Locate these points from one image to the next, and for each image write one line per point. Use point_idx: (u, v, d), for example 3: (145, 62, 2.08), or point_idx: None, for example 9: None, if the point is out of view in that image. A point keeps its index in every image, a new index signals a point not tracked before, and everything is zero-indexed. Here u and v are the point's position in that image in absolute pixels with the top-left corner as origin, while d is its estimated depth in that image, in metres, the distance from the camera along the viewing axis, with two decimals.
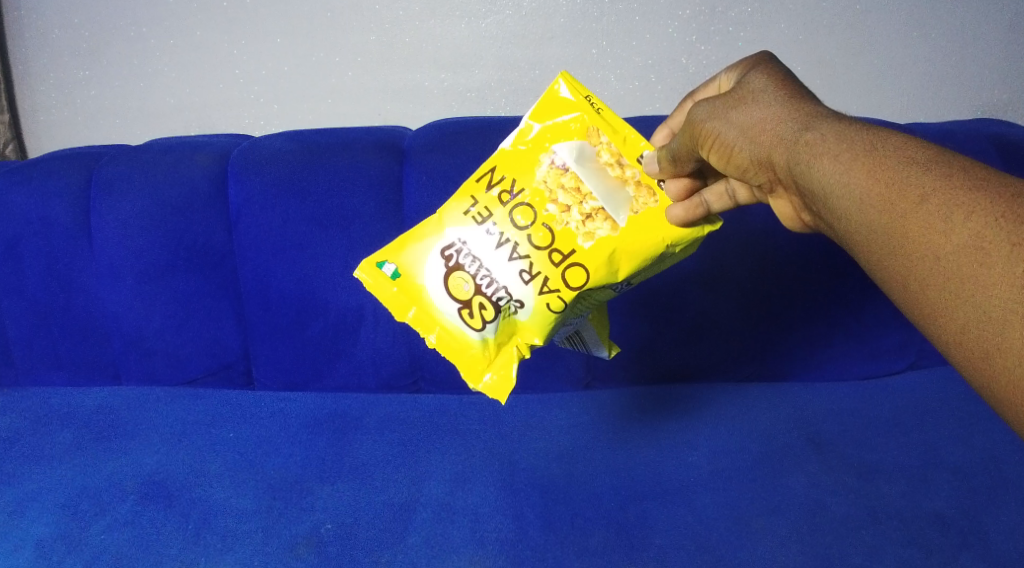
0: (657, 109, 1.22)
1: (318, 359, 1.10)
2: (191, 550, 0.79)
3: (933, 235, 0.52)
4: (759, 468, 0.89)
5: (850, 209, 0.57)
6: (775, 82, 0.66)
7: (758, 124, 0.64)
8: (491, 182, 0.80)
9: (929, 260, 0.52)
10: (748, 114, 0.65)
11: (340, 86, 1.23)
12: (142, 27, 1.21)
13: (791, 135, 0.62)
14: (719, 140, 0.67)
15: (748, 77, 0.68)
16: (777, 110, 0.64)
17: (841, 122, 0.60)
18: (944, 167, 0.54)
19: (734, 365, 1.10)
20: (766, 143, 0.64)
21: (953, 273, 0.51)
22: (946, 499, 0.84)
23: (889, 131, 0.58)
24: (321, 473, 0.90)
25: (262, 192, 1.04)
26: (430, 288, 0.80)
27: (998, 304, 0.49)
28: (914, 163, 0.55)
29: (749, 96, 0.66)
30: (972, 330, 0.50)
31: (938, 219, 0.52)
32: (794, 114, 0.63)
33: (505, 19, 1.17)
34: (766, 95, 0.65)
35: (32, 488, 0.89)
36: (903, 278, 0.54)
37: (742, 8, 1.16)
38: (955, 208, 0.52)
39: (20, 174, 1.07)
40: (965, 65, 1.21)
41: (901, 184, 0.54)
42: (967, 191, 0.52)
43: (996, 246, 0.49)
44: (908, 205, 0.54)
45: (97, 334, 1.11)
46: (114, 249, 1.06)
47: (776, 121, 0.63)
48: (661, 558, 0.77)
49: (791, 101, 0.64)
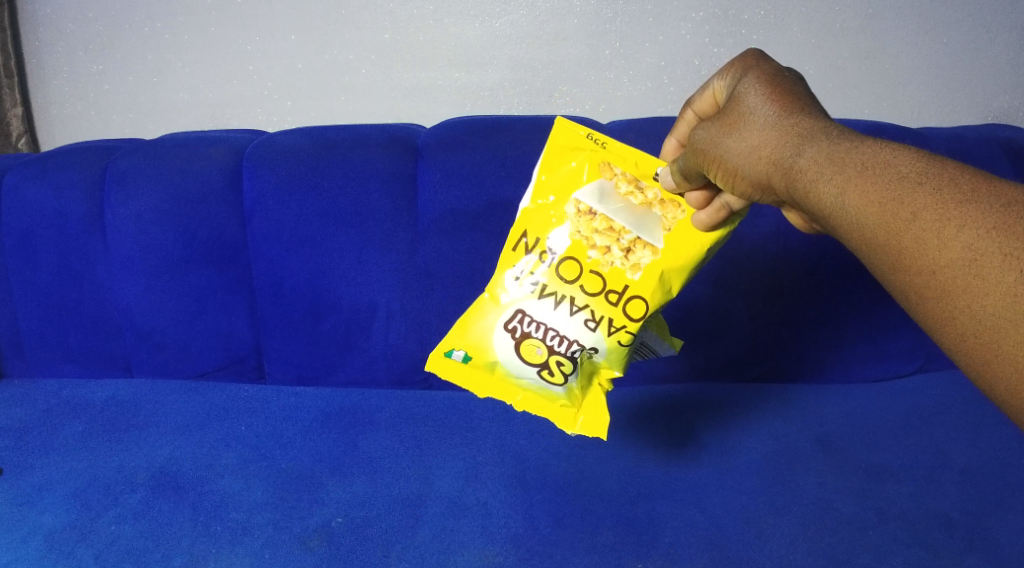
0: (670, 110, 1.23)
1: (329, 354, 1.10)
2: (203, 542, 0.80)
3: (928, 250, 0.52)
4: (769, 468, 0.89)
5: (850, 232, 0.58)
6: (767, 96, 0.65)
7: (752, 150, 0.65)
8: (527, 247, 0.83)
9: (923, 272, 0.53)
10: (742, 139, 0.65)
11: (353, 84, 1.23)
12: (156, 22, 1.22)
13: (785, 160, 0.62)
14: (719, 163, 0.68)
15: (739, 90, 0.67)
16: (770, 135, 0.63)
17: (831, 139, 0.60)
18: (934, 179, 0.53)
19: (745, 366, 1.10)
20: (762, 167, 0.64)
21: (947, 285, 0.51)
22: (953, 501, 0.85)
23: (880, 145, 0.58)
24: (333, 467, 0.90)
25: (275, 188, 1.04)
26: (504, 361, 0.82)
27: (994, 313, 0.49)
28: (904, 179, 0.55)
29: (741, 118, 0.66)
30: (969, 338, 0.50)
31: (930, 235, 0.52)
32: (784, 136, 0.62)
33: (519, 18, 1.18)
34: (756, 115, 0.65)
35: (44, 479, 0.90)
36: (905, 292, 0.54)
37: (755, 11, 1.16)
38: (945, 221, 0.52)
39: (34, 166, 1.08)
40: (977, 71, 1.21)
41: (894, 202, 0.54)
42: (958, 204, 0.52)
43: (988, 258, 0.49)
44: (901, 223, 0.54)
45: (109, 326, 1.11)
46: (127, 242, 1.06)
47: (768, 145, 0.63)
48: (671, 555, 0.77)
49: (783, 119, 0.63)
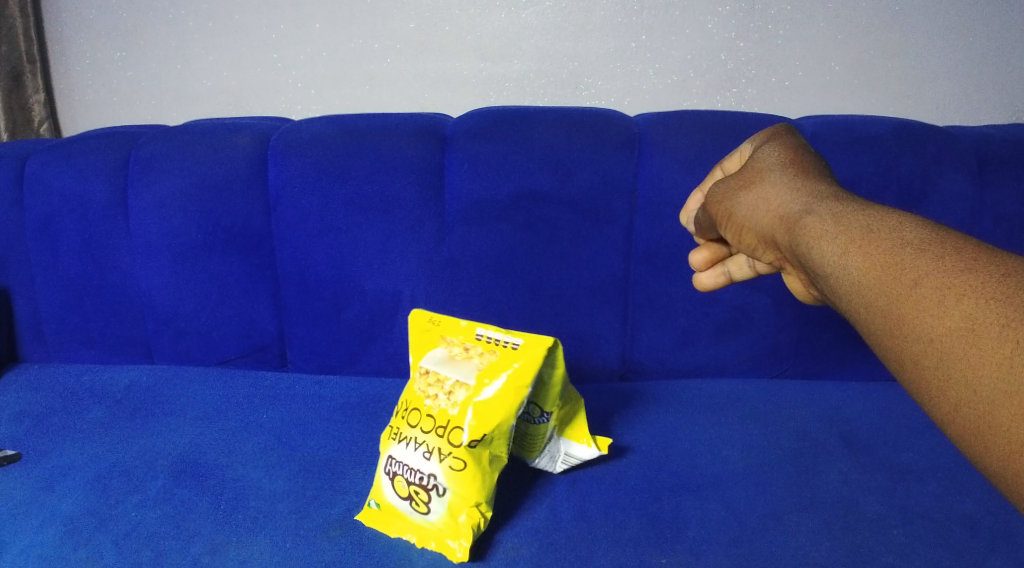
0: (695, 104, 1.22)
1: (352, 343, 1.10)
2: (223, 529, 0.79)
3: (925, 318, 0.38)
4: (792, 465, 0.89)
5: (844, 297, 0.43)
6: (788, 158, 0.52)
7: (757, 204, 0.50)
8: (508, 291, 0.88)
9: (914, 349, 0.38)
10: (754, 195, 0.51)
11: (378, 74, 1.23)
12: (180, 9, 1.22)
13: (791, 217, 0.48)
14: (728, 218, 0.53)
15: (762, 151, 0.54)
16: (782, 189, 0.49)
17: (843, 201, 0.46)
18: (940, 243, 0.40)
19: (769, 362, 1.09)
20: (769, 219, 0.49)
21: (945, 363, 0.37)
22: (977, 502, 0.84)
23: (893, 208, 0.44)
24: (356, 457, 0.90)
25: (301, 175, 1.04)
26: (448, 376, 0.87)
27: (996, 392, 0.35)
28: (909, 242, 0.41)
29: (757, 170, 0.53)
30: (963, 412, 0.36)
31: (929, 302, 0.38)
32: (798, 192, 0.48)
33: (545, 9, 1.17)
34: (775, 174, 0.51)
35: (65, 463, 0.90)
36: (900, 376, 0.40)
37: (782, 7, 1.16)
38: (945, 287, 0.38)
39: (59, 151, 1.08)
40: (1007, 69, 1.19)
41: (901, 267, 0.40)
42: (961, 271, 0.38)
43: (990, 334, 0.36)
44: (901, 287, 0.39)
45: (131, 313, 1.12)
46: (151, 228, 1.06)
47: (774, 202, 0.49)
48: (695, 550, 0.77)
49: (804, 177, 0.50)
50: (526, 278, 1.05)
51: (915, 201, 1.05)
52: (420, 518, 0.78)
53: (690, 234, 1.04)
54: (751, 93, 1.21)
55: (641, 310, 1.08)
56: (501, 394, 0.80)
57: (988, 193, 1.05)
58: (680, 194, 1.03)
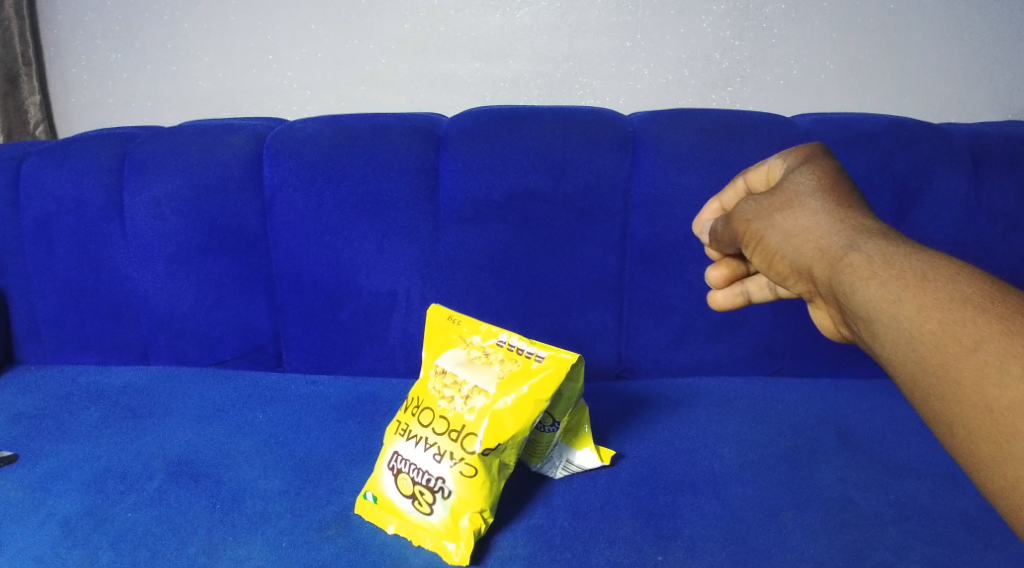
0: (690, 104, 1.22)
1: (349, 343, 1.10)
2: (219, 529, 0.79)
3: (988, 385, 0.38)
4: (788, 463, 0.89)
5: (890, 346, 0.42)
6: (826, 184, 0.50)
7: (799, 232, 0.49)
8: None
9: (973, 414, 0.38)
10: (792, 220, 0.49)
11: (374, 74, 1.23)
12: (176, 11, 1.22)
13: (836, 251, 0.46)
14: (759, 242, 0.51)
15: (796, 173, 0.52)
16: (825, 220, 0.48)
17: (894, 243, 0.45)
18: (1001, 305, 0.40)
19: (765, 360, 1.09)
20: (810, 253, 0.48)
21: (1009, 433, 0.37)
22: (973, 498, 0.84)
23: (949, 259, 0.43)
24: (353, 456, 0.90)
25: (297, 175, 1.04)
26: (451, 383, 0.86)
27: None
28: (970, 301, 0.40)
29: (797, 197, 0.50)
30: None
31: (991, 368, 0.38)
32: (842, 226, 0.47)
33: (540, 9, 1.18)
34: (814, 201, 0.49)
35: (61, 464, 0.90)
36: (949, 436, 0.40)
37: (776, 5, 1.16)
38: (1013, 354, 0.38)
39: (54, 152, 1.08)
40: (1001, 66, 1.19)
41: (963, 325, 0.40)
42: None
43: None
44: (961, 348, 0.39)
45: (127, 314, 1.12)
46: (147, 228, 1.06)
47: (818, 232, 0.48)
48: (691, 549, 0.77)
49: (848, 212, 0.48)
50: (522, 277, 1.05)
51: (909, 198, 1.05)
52: (420, 518, 0.78)
53: (686, 233, 1.04)
54: (746, 92, 1.21)
55: (637, 309, 1.08)
56: (518, 405, 0.79)
57: (983, 190, 1.05)
58: (675, 193, 1.03)
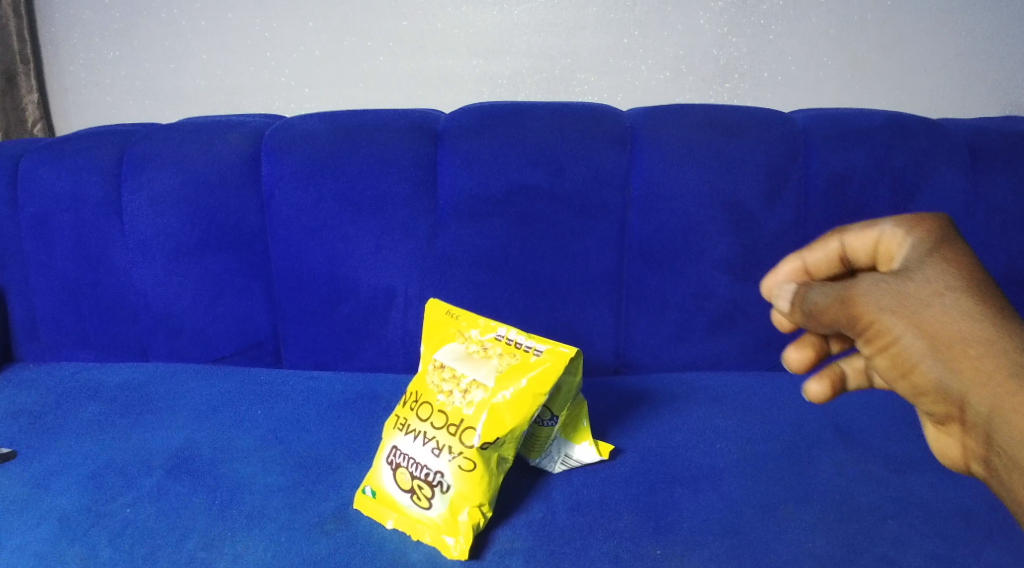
0: (688, 100, 1.22)
1: (347, 339, 1.10)
2: (218, 525, 0.79)
3: None
4: (786, 457, 0.89)
5: None
6: (966, 284, 0.50)
7: (954, 343, 0.49)
8: None
9: None
10: (944, 328, 0.49)
11: (372, 71, 1.23)
12: (174, 9, 1.22)
13: (998, 375, 0.48)
14: (900, 345, 0.50)
15: (929, 264, 0.51)
16: (980, 334, 0.48)
17: None
18: None
19: (763, 355, 1.09)
20: (965, 372, 0.49)
21: None
22: (972, 492, 0.84)
23: None
24: (352, 452, 0.90)
25: (295, 171, 1.04)
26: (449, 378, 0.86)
27: None
28: None
29: (933, 292, 0.50)
30: None
31: None
32: (997, 343, 0.48)
33: (538, 6, 1.18)
34: (963, 306, 0.49)
35: (59, 461, 0.90)
36: None
37: (774, 2, 1.16)
38: None
39: (53, 149, 1.08)
40: (998, 62, 1.19)
41: None
42: None
43: None
44: None
45: (125, 311, 1.12)
46: (145, 225, 1.06)
47: (975, 348, 0.48)
48: (689, 543, 0.77)
49: (999, 322, 0.49)
50: (521, 273, 1.05)
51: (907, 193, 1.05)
52: (418, 512, 0.78)
53: (684, 228, 1.04)
54: (744, 89, 1.21)
55: (635, 304, 1.08)
56: (515, 398, 0.79)
57: (980, 185, 1.05)
58: (673, 189, 1.03)
